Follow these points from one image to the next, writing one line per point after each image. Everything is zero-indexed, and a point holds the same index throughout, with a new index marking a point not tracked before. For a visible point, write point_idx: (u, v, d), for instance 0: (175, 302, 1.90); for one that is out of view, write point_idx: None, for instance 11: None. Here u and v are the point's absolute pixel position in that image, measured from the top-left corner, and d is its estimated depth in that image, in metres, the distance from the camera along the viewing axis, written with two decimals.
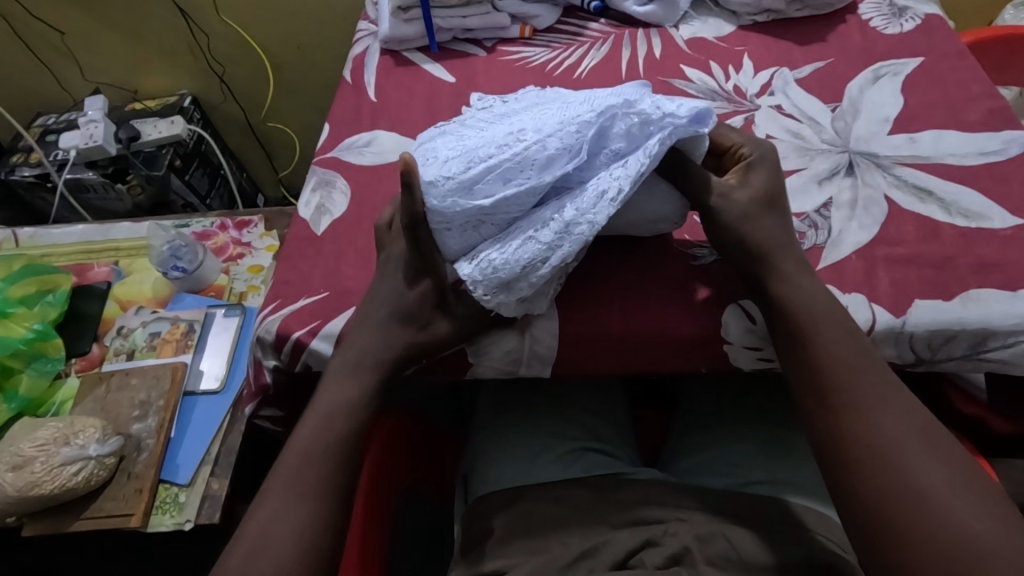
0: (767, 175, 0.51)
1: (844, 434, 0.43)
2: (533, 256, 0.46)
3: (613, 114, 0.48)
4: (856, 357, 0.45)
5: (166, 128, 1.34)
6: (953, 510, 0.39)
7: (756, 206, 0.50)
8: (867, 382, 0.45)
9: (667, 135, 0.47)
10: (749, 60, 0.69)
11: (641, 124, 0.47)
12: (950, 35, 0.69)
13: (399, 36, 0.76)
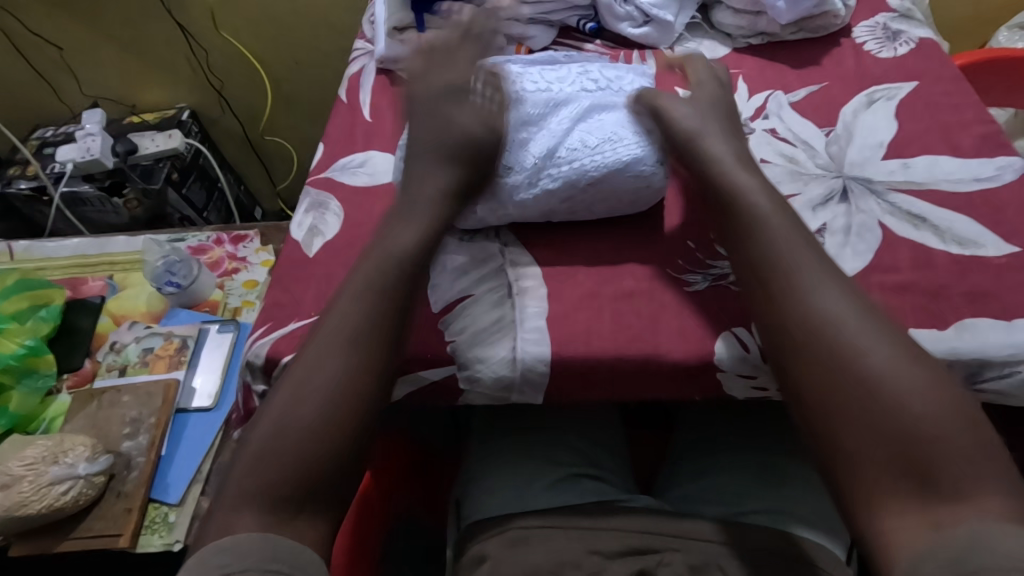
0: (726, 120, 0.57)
1: (823, 418, 0.44)
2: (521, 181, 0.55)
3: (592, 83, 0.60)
4: (807, 327, 0.46)
5: (164, 141, 1.34)
6: (939, 463, 0.40)
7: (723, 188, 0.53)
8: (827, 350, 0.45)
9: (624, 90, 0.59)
10: (744, 83, 0.69)
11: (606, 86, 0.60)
12: (944, 59, 0.69)
13: (395, 56, 0.76)
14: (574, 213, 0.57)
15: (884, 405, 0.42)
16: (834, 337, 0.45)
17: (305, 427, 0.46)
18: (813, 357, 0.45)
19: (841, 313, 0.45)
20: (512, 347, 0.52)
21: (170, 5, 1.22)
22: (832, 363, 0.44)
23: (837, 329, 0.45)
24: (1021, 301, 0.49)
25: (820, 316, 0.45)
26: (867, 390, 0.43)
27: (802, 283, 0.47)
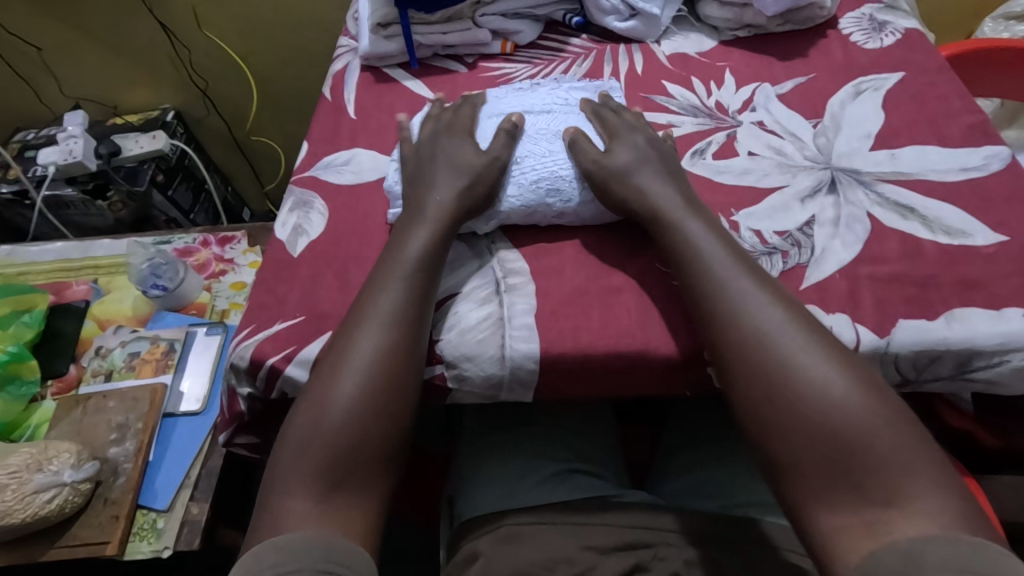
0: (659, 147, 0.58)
1: (767, 442, 0.44)
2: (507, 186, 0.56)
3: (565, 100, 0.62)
4: (744, 351, 0.46)
5: (148, 143, 1.32)
6: (884, 476, 0.40)
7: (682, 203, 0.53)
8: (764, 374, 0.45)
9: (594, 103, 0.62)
10: (731, 75, 0.69)
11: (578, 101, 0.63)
12: (929, 49, 0.69)
13: (379, 52, 0.75)
14: (561, 215, 0.56)
15: (821, 417, 0.42)
16: (769, 352, 0.45)
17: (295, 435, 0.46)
18: (750, 372, 0.45)
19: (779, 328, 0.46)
20: (500, 345, 0.51)
21: (151, 5, 1.20)
22: (773, 378, 0.44)
23: (773, 343, 0.45)
24: (1009, 289, 0.49)
25: (757, 330, 0.46)
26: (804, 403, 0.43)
27: (744, 299, 0.47)
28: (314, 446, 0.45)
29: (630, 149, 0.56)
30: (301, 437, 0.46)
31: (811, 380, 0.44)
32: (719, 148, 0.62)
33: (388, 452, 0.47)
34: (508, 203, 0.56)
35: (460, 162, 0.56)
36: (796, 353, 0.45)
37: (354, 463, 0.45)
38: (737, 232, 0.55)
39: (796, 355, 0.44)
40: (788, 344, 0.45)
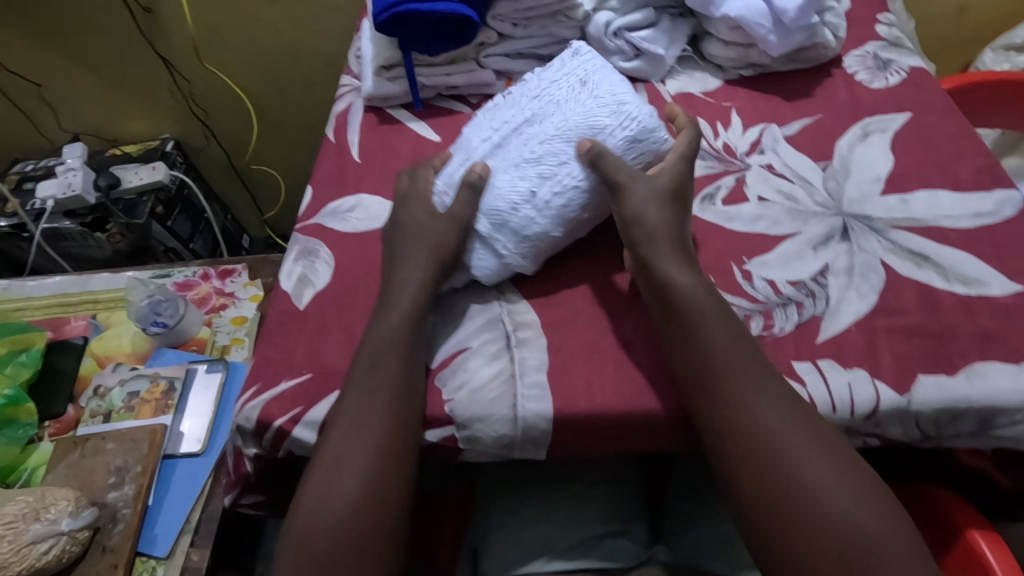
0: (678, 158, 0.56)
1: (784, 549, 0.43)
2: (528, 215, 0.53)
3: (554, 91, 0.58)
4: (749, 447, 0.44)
5: (148, 174, 1.32)
6: None
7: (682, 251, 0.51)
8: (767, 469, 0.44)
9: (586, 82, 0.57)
10: (738, 116, 0.69)
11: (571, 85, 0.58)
12: (935, 88, 0.69)
13: (383, 93, 0.75)
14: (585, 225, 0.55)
15: (827, 532, 0.42)
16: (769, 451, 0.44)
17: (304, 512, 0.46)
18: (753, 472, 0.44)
19: (786, 431, 0.44)
20: (512, 404, 0.50)
21: (151, 38, 1.19)
22: (777, 488, 0.43)
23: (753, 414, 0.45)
24: None
25: (762, 434, 0.44)
26: (810, 516, 0.42)
27: (747, 397, 0.45)
28: (325, 518, 0.45)
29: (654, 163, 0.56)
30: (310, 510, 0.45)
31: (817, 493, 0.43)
32: (728, 192, 0.61)
33: (399, 523, 0.46)
34: (531, 229, 0.53)
35: (471, 212, 0.54)
36: (801, 459, 0.44)
37: (365, 536, 0.44)
38: (750, 281, 0.54)
39: (802, 467, 0.43)
40: (795, 449, 0.44)
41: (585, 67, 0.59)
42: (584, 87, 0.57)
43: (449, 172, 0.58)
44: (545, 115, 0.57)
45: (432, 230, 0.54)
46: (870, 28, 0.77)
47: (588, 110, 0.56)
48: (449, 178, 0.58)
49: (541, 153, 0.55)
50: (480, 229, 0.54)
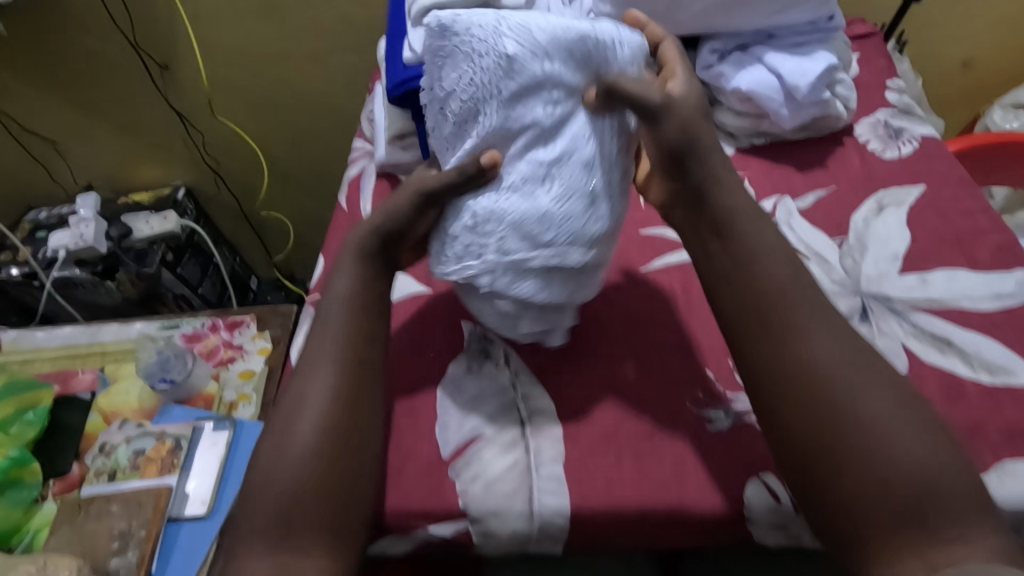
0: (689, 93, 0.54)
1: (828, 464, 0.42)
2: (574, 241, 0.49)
3: (489, 83, 0.48)
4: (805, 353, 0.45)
5: (159, 224, 1.33)
6: None
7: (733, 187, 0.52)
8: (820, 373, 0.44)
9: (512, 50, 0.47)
10: (750, 187, 0.68)
11: (499, 65, 0.48)
12: (949, 159, 0.69)
13: (395, 161, 0.75)
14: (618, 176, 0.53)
15: (880, 463, 0.41)
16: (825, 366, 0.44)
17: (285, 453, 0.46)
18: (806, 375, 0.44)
19: (837, 366, 0.44)
20: (528, 499, 0.49)
21: (166, 92, 1.21)
22: (828, 419, 0.43)
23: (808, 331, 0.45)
24: None
25: (812, 350, 0.45)
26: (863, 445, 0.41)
27: (799, 321, 0.46)
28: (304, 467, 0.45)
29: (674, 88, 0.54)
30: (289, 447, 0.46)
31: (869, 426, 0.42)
32: None
33: None
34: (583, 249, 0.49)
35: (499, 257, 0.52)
36: (856, 384, 0.43)
37: None
38: None
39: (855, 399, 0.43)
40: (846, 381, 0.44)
41: (485, 27, 0.48)
42: (512, 66, 0.47)
43: (477, 250, 0.49)
44: (513, 115, 0.48)
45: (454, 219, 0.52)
46: (879, 95, 0.78)
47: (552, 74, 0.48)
48: (470, 249, 0.49)
49: (546, 167, 0.49)
50: (522, 288, 0.49)
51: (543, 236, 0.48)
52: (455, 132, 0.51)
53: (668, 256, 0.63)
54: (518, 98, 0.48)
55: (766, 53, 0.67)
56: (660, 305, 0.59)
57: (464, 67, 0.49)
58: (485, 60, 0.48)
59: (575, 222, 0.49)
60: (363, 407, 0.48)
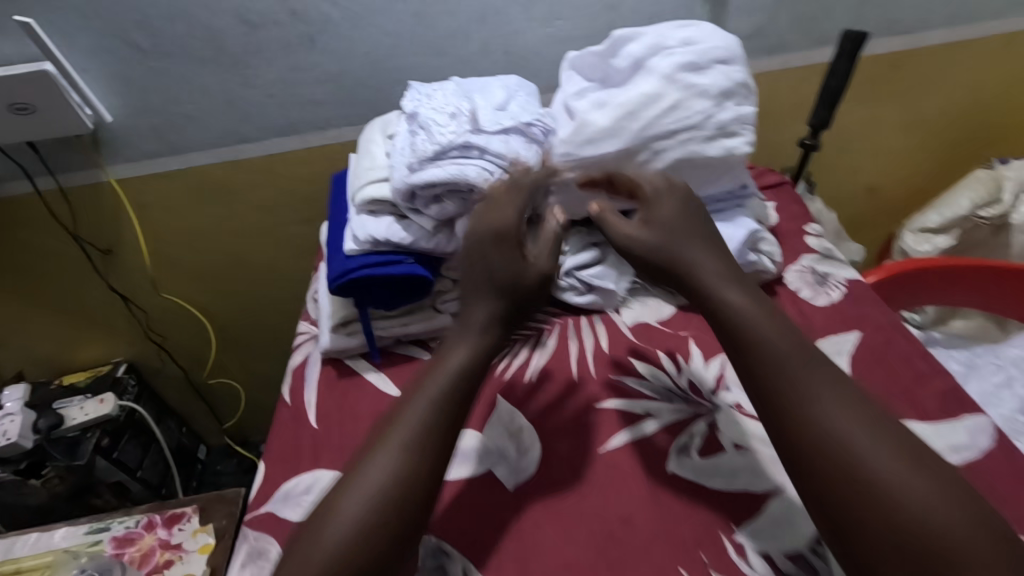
0: (671, 205, 0.61)
1: (844, 504, 0.43)
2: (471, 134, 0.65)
3: (442, 93, 0.71)
4: (824, 436, 0.45)
5: (94, 409, 1.23)
6: None
7: (723, 264, 0.58)
8: (820, 430, 0.46)
9: (451, 87, 0.73)
10: (697, 347, 0.69)
11: (444, 90, 0.72)
12: (875, 304, 0.72)
13: (340, 347, 0.74)
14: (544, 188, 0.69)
15: (882, 525, 0.41)
16: (830, 438, 0.45)
17: (378, 466, 0.49)
18: (818, 448, 0.45)
19: (835, 427, 0.45)
20: None
21: (106, 273, 1.19)
22: (862, 495, 0.42)
23: (810, 404, 0.47)
24: None
25: (823, 429, 0.46)
26: (807, 429, 0.46)
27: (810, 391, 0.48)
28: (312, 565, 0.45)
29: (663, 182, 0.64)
30: (387, 454, 0.49)
31: (819, 421, 0.46)
32: (704, 440, 0.59)
33: None
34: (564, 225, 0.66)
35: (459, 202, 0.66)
36: (860, 453, 0.44)
37: None
38: (746, 558, 0.51)
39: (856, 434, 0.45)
40: (786, 370, 0.49)
41: (434, 89, 0.74)
42: (454, 90, 0.72)
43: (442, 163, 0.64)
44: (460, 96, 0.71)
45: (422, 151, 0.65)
46: (801, 240, 0.83)
47: (486, 88, 0.73)
48: (446, 122, 0.67)
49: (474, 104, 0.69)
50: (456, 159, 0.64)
51: (456, 125, 0.66)
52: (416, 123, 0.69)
53: (624, 432, 0.61)
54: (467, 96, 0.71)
55: None
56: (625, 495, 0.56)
57: (421, 100, 0.72)
58: (437, 95, 0.72)
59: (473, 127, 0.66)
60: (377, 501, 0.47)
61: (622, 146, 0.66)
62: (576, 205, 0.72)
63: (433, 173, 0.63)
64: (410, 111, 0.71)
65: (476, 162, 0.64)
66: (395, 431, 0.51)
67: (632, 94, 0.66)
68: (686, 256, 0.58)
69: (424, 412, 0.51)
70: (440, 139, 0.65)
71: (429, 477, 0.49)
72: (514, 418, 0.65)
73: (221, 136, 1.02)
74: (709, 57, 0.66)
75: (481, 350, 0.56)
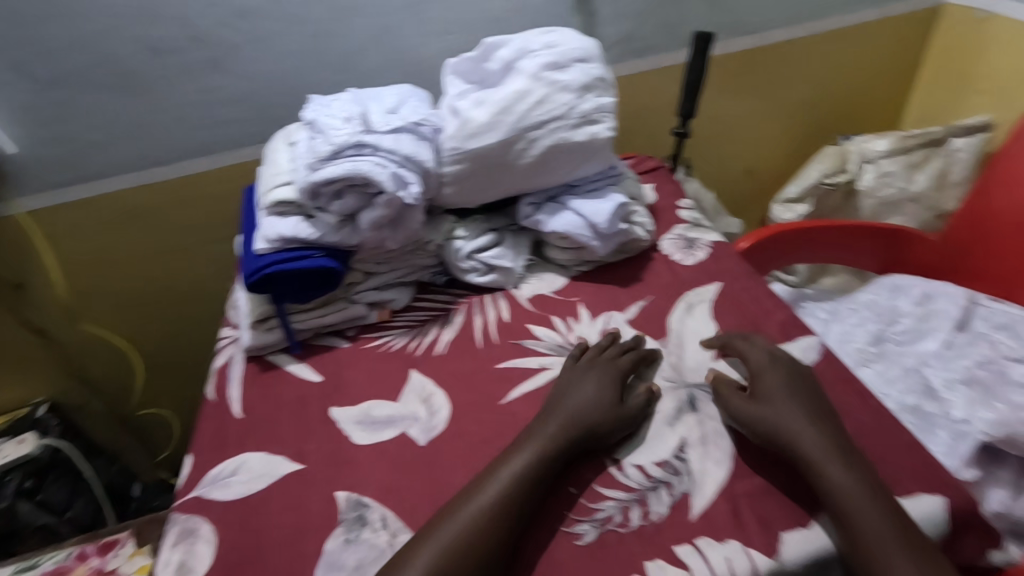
0: (755, 351, 0.66)
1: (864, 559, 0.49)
2: (364, 131, 0.73)
3: (338, 101, 0.78)
4: (864, 503, 0.51)
5: (14, 449, 1.21)
6: None
7: (786, 392, 0.60)
8: (858, 494, 0.52)
9: (347, 95, 0.80)
10: (585, 308, 0.79)
11: (341, 99, 0.80)
12: (733, 258, 0.84)
13: (261, 343, 0.78)
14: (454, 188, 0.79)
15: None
16: (867, 505, 0.51)
17: (445, 533, 0.52)
18: (853, 510, 0.51)
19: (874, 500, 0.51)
20: None
21: (18, 309, 1.17)
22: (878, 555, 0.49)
23: (853, 477, 0.53)
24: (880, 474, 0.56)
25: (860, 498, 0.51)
26: (853, 496, 0.52)
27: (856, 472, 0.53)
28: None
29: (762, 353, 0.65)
30: (474, 510, 0.54)
31: (865, 493, 0.52)
32: None
33: None
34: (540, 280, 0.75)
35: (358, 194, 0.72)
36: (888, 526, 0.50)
37: None
38: (622, 470, 0.59)
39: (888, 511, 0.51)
40: (826, 465, 0.54)
41: (333, 99, 0.81)
42: (350, 97, 0.80)
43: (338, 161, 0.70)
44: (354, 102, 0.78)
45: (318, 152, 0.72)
46: (675, 213, 0.94)
47: (377, 95, 0.81)
48: (341, 124, 0.74)
49: (368, 107, 0.77)
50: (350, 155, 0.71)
51: (352, 126, 0.73)
52: (315, 128, 0.76)
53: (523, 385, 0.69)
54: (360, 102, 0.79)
55: (571, 201, 0.81)
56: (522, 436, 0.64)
57: (320, 108, 0.79)
58: (334, 102, 0.79)
59: (366, 127, 0.73)
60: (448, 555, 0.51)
61: (502, 137, 0.75)
62: (470, 194, 0.80)
63: (330, 169, 0.70)
64: (310, 118, 0.78)
65: (369, 156, 0.71)
66: (483, 496, 0.55)
67: (505, 92, 0.76)
68: (770, 386, 0.61)
69: (514, 474, 0.56)
70: (335, 139, 0.71)
71: (497, 551, 0.52)
72: (426, 386, 0.72)
73: (132, 160, 1.05)
74: (568, 57, 0.77)
75: (554, 442, 0.58)
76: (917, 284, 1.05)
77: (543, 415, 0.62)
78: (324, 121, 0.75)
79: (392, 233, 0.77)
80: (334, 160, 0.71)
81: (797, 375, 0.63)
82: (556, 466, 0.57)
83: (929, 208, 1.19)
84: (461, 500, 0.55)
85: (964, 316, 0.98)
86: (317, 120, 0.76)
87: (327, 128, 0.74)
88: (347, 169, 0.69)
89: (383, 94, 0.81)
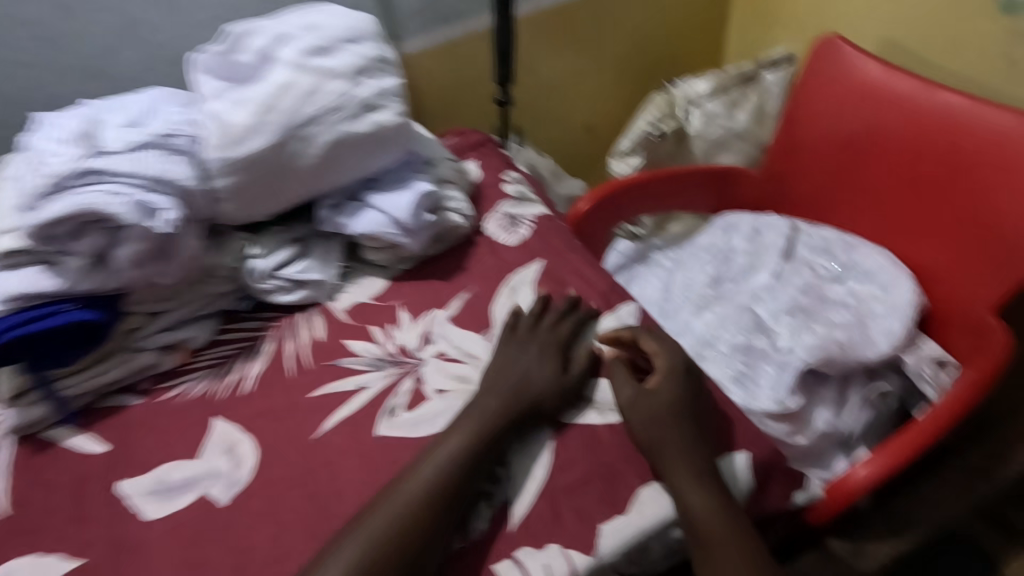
0: (654, 346, 0.63)
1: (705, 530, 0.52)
2: (93, 155, 0.61)
3: (64, 117, 0.65)
4: (702, 478, 0.54)
5: None
6: None
7: (675, 407, 0.58)
8: (694, 470, 0.55)
9: (80, 109, 0.67)
10: (406, 312, 0.73)
11: (68, 115, 0.66)
12: (555, 232, 0.81)
13: (25, 420, 0.65)
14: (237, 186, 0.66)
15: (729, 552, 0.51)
16: (703, 480, 0.54)
17: (378, 520, 0.51)
18: (696, 485, 0.54)
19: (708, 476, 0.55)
20: None
21: None
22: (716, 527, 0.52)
23: (696, 456, 0.56)
24: None
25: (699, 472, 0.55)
26: (695, 474, 0.55)
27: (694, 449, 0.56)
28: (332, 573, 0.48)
29: (656, 343, 0.63)
30: (407, 496, 0.52)
31: (704, 470, 0.55)
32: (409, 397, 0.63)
33: None
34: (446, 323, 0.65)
35: (97, 232, 0.60)
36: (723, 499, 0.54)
37: None
38: None
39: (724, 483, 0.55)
40: (724, 549, 0.51)
41: (60, 113, 0.67)
42: (82, 112, 0.66)
43: (61, 194, 0.59)
44: (85, 116, 0.65)
45: (35, 186, 0.59)
46: (499, 189, 0.90)
47: (119, 105, 0.68)
48: (61, 148, 0.61)
49: (103, 123, 0.64)
50: (76, 186, 0.59)
51: (76, 148, 0.61)
52: (34, 151, 0.62)
53: (340, 412, 0.63)
54: (96, 117, 0.66)
55: (372, 198, 0.73)
56: (341, 470, 0.59)
57: (43, 127, 0.65)
58: (60, 120, 0.65)
59: (97, 148, 0.61)
60: (388, 533, 0.50)
61: (271, 139, 0.65)
62: (251, 205, 0.69)
63: (55, 206, 0.58)
64: (29, 142, 0.64)
65: (103, 186, 0.60)
66: (421, 470, 0.54)
67: (266, 86, 0.66)
68: (656, 395, 0.59)
69: (456, 447, 0.55)
70: (54, 169, 0.59)
71: (423, 540, 0.50)
72: (232, 435, 0.63)
73: None
74: (334, 40, 0.69)
75: (508, 407, 0.58)
76: (747, 220, 1.08)
77: (489, 385, 0.60)
78: (44, 145, 0.62)
79: (163, 267, 0.65)
80: (55, 195, 0.59)
81: (693, 386, 0.61)
82: (497, 447, 0.56)
83: (753, 142, 1.22)
84: (392, 487, 0.53)
85: (789, 245, 1.02)
86: (35, 143, 0.63)
87: (46, 154, 0.61)
88: (74, 203, 0.58)
89: (124, 103, 0.69)
